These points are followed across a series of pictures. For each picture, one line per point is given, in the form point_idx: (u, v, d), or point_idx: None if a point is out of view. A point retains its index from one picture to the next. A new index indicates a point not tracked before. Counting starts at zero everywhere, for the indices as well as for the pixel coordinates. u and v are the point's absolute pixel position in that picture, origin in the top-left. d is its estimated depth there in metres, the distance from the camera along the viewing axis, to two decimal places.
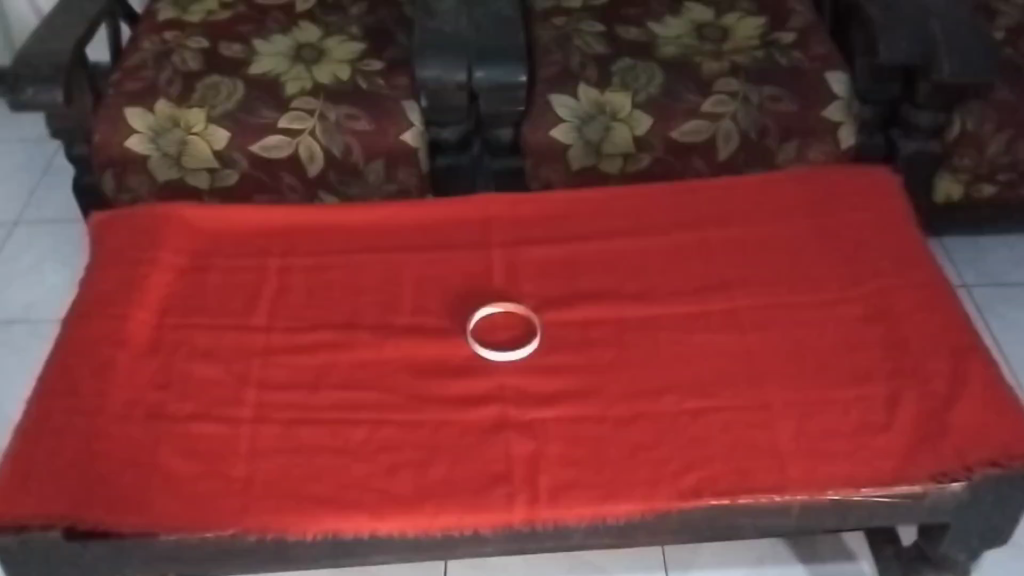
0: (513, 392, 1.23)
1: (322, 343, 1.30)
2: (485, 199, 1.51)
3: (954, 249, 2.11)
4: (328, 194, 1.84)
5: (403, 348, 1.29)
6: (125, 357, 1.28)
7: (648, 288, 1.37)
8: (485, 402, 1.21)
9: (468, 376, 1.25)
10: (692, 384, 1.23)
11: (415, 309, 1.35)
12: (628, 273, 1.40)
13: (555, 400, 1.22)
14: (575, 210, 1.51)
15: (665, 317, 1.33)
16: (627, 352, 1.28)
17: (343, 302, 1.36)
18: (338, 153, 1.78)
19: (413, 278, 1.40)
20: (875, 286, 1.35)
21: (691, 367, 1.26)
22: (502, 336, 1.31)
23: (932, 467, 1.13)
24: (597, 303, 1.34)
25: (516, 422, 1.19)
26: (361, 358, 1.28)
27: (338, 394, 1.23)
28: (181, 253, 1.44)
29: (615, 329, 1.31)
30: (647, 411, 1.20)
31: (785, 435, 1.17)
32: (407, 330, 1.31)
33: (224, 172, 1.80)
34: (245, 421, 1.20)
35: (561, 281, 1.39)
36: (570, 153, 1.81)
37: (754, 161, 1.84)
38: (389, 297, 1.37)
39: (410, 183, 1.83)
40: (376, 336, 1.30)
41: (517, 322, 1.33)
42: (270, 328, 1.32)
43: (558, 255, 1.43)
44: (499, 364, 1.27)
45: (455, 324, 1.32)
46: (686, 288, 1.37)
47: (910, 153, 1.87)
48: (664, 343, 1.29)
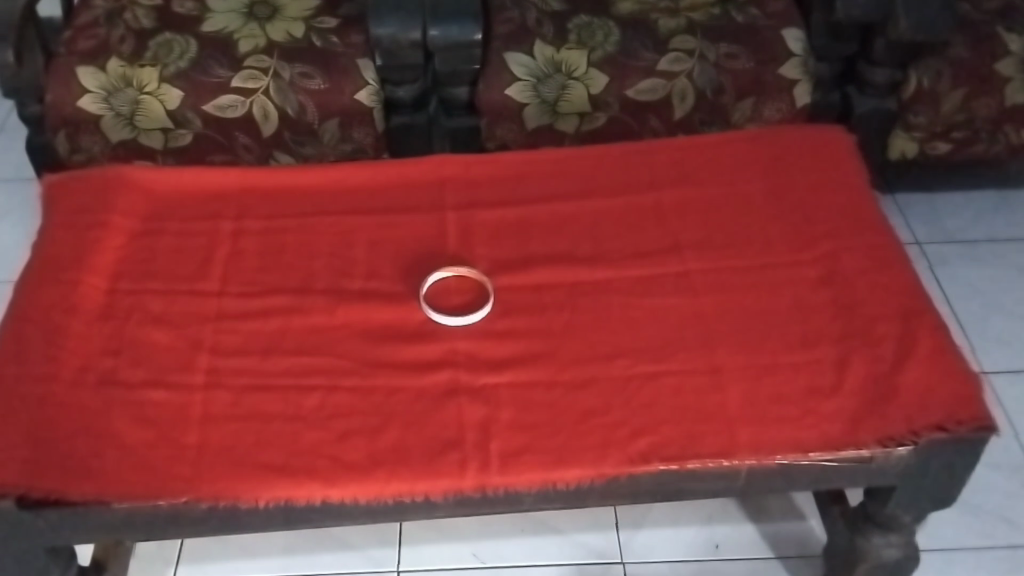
0: (466, 357, 1.24)
1: (275, 308, 1.30)
2: (440, 159, 1.51)
3: (907, 206, 2.13)
4: (284, 154, 1.83)
5: (357, 314, 1.29)
6: (78, 323, 1.27)
7: (602, 251, 1.38)
8: (437, 366, 1.23)
9: (421, 341, 1.26)
10: (643, 347, 1.25)
11: (368, 274, 1.35)
12: (580, 237, 1.40)
13: (506, 365, 1.23)
14: (529, 170, 1.51)
15: (618, 280, 1.34)
16: (579, 316, 1.29)
17: (297, 266, 1.36)
18: (292, 112, 1.76)
19: (367, 242, 1.40)
20: (823, 249, 1.37)
21: (642, 330, 1.27)
22: (455, 301, 1.31)
23: (876, 431, 1.16)
24: (550, 267, 1.35)
25: (468, 388, 1.20)
26: (315, 323, 1.28)
27: (293, 359, 1.23)
28: (134, 217, 1.43)
29: (568, 294, 1.32)
30: (598, 376, 1.22)
31: (734, 399, 1.19)
32: (361, 294, 1.32)
33: (177, 131, 1.77)
34: (198, 387, 1.20)
35: (515, 244, 1.39)
36: (526, 112, 1.80)
37: (711, 119, 1.85)
38: (343, 260, 1.37)
39: (365, 143, 1.82)
40: (329, 301, 1.31)
41: (471, 286, 1.33)
42: (223, 292, 1.32)
43: (512, 217, 1.43)
44: (452, 328, 1.27)
45: (409, 288, 1.33)
46: (639, 250, 1.38)
47: (867, 111, 1.89)
48: (617, 308, 1.30)
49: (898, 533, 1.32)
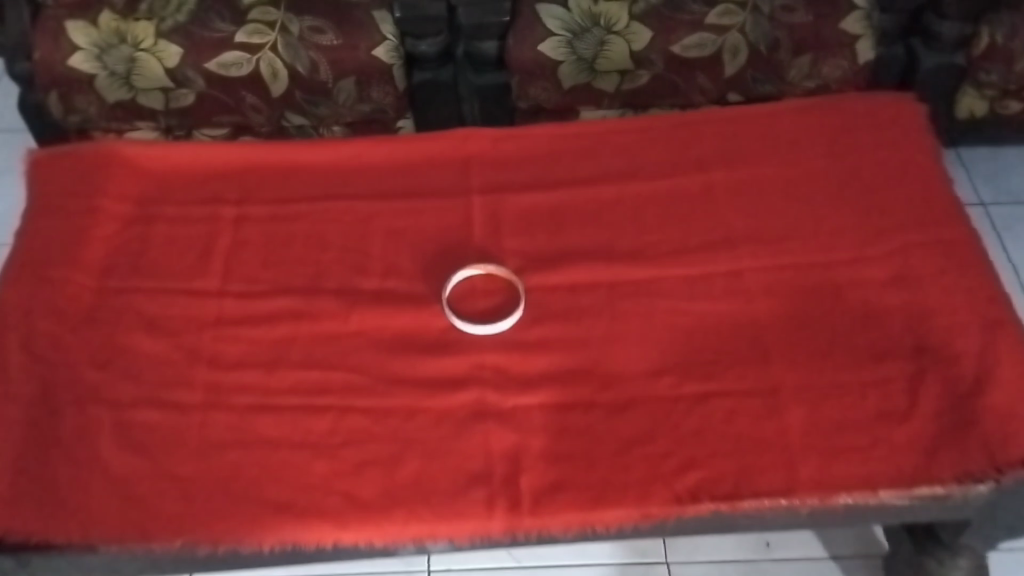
0: (494, 372, 1.11)
1: (281, 312, 1.17)
2: (465, 134, 1.36)
3: (971, 160, 1.96)
4: (296, 115, 1.66)
5: (372, 321, 1.16)
6: (64, 332, 1.15)
7: (646, 244, 1.23)
8: (463, 384, 1.10)
9: (443, 353, 1.13)
10: (692, 362, 1.10)
11: (384, 271, 1.21)
12: (618, 226, 1.26)
13: (538, 383, 1.10)
14: (564, 146, 1.36)
15: (665, 280, 1.19)
16: (621, 323, 1.15)
17: (305, 262, 1.23)
18: (303, 71, 1.59)
19: (382, 232, 1.26)
20: (897, 244, 1.20)
21: (692, 341, 1.12)
22: (481, 304, 1.18)
23: (954, 466, 1.01)
24: (587, 263, 1.21)
25: (496, 409, 1.07)
26: (326, 329, 1.16)
27: (302, 375, 1.11)
28: (127, 201, 1.29)
29: (608, 295, 1.18)
30: (643, 397, 1.08)
31: (795, 426, 1.04)
32: (375, 296, 1.19)
33: (179, 91, 1.60)
34: (199, 407, 1.08)
35: (547, 235, 1.24)
36: (561, 70, 1.63)
37: (764, 77, 1.67)
38: (357, 253, 1.23)
39: (385, 103, 1.65)
40: (341, 304, 1.18)
41: (500, 288, 1.19)
42: (224, 292, 1.19)
43: (544, 202, 1.28)
44: (477, 337, 1.14)
45: (429, 289, 1.19)
46: (686, 244, 1.23)
47: (933, 66, 1.71)
48: (662, 313, 1.15)
49: (968, 556, 1.18)
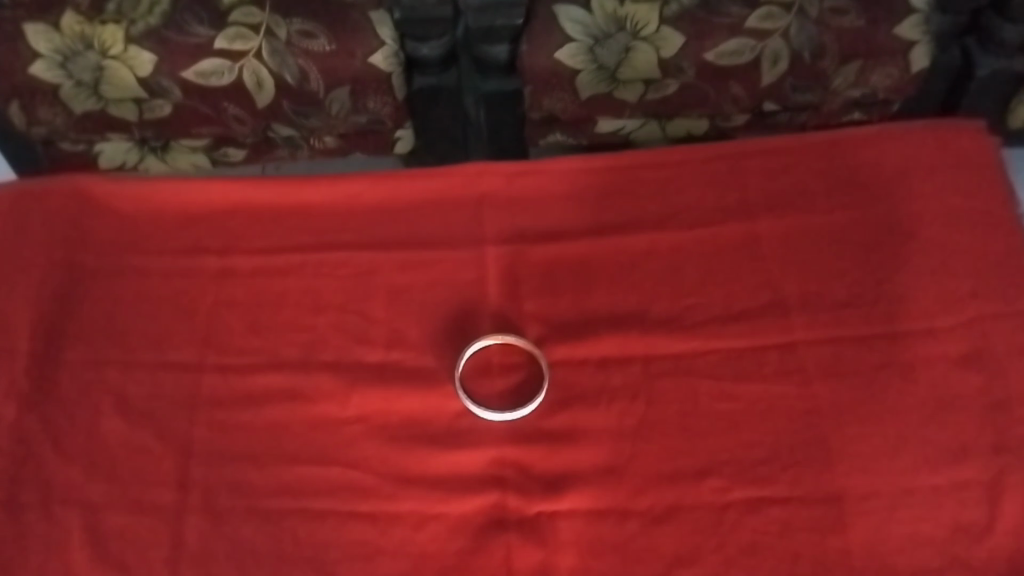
0: (515, 471, 0.98)
1: (269, 392, 1.04)
2: (475, 170, 1.19)
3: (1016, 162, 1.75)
4: (284, 126, 1.47)
5: (374, 403, 1.02)
6: (34, 418, 1.03)
7: (684, 310, 1.08)
8: (482, 485, 0.97)
9: (459, 447, 1.00)
10: (743, 460, 0.98)
11: (387, 341, 1.07)
12: (653, 288, 1.10)
13: (566, 485, 0.97)
14: (589, 185, 1.19)
15: (707, 357, 1.04)
16: (660, 407, 1.01)
17: (295, 329, 1.08)
18: (292, 80, 1.40)
19: (384, 290, 1.10)
20: (969, 313, 1.06)
21: (740, 435, 0.99)
22: (499, 385, 1.04)
23: None
24: (616, 334, 1.06)
25: (516, 516, 0.96)
26: (322, 412, 1.02)
27: (296, 471, 0.99)
28: (97, 251, 1.14)
29: (642, 373, 1.04)
30: (685, 504, 0.96)
31: (860, 544, 0.93)
32: (376, 372, 1.04)
33: (153, 102, 1.42)
34: (188, 511, 0.97)
35: (572, 297, 1.10)
36: (579, 79, 1.45)
37: (806, 86, 1.48)
38: (355, 317, 1.09)
39: (383, 114, 1.46)
40: (340, 381, 1.04)
41: (520, 363, 1.05)
42: (202, 365, 1.06)
43: (567, 257, 1.13)
44: (495, 425, 1.01)
45: (439, 364, 1.05)
46: (729, 312, 1.08)
47: (988, 73, 1.49)
48: (704, 398, 1.02)
49: None
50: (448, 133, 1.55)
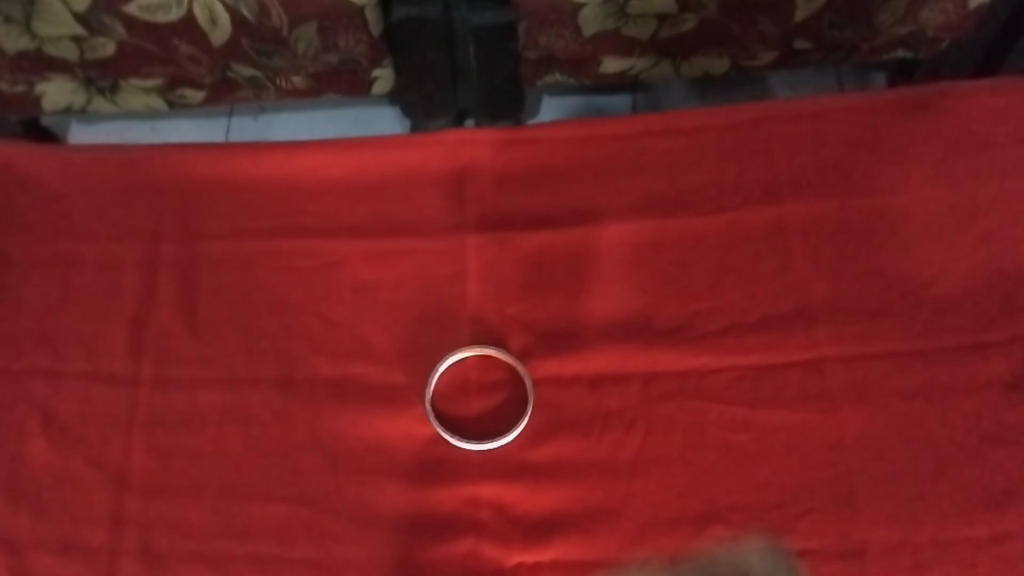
0: (493, 512, 0.87)
1: (214, 414, 0.91)
2: (458, 139, 1.00)
3: None
4: (245, 66, 1.22)
5: (334, 427, 0.90)
6: None
7: (693, 317, 0.94)
8: (455, 530, 0.86)
9: (429, 483, 0.88)
10: (754, 504, 0.86)
11: (350, 352, 0.93)
12: (658, 289, 0.96)
13: (550, 530, 0.86)
14: (589, 154, 1.01)
15: (716, 377, 0.91)
16: (659, 438, 0.89)
17: (245, 336, 0.94)
18: (250, 15, 1.13)
19: (347, 289, 0.96)
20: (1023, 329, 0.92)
21: (752, 473, 0.87)
22: (476, 406, 0.91)
23: None
24: (612, 344, 0.93)
25: (492, 567, 0.85)
26: (275, 438, 0.90)
27: (245, 507, 0.88)
28: (21, 234, 0.99)
29: (641, 395, 0.91)
30: (685, 556, 0.84)
31: None
32: (336, 391, 0.91)
33: (95, 39, 1.17)
34: (125, 556, 0.87)
35: (564, 299, 0.95)
36: (583, 14, 1.16)
37: (845, 21, 1.19)
38: (313, 320, 0.95)
39: (358, 52, 1.19)
40: (296, 402, 0.91)
41: (501, 381, 0.92)
42: (139, 379, 0.93)
43: (559, 247, 0.97)
44: (472, 456, 0.89)
45: (409, 382, 0.92)
46: (744, 321, 0.94)
47: None
48: (711, 426, 0.89)
49: None
50: (428, 75, 1.24)
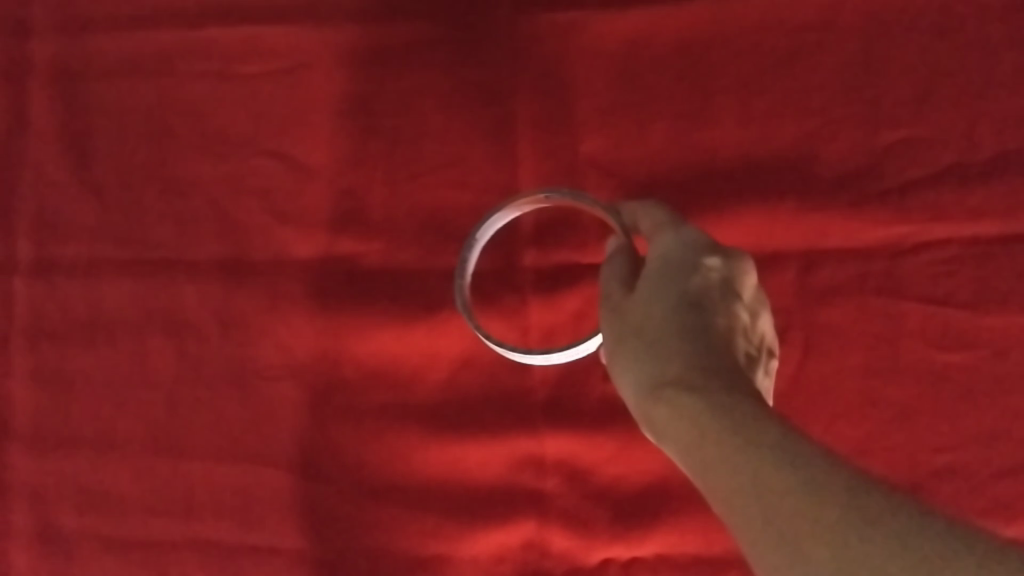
0: (564, 476, 0.56)
1: (127, 319, 0.59)
2: None
3: None
4: None
5: (312, 341, 0.58)
6: None
7: (884, 156, 0.58)
8: (506, 502, 0.56)
9: (465, 430, 0.57)
10: (966, 463, 0.56)
11: (332, 220, 0.59)
12: (827, 106, 0.59)
13: (650, 504, 0.56)
14: None
15: (919, 259, 0.57)
16: (821, 357, 0.57)
17: (168, 192, 0.60)
18: None
19: (327, 109, 0.60)
20: None
21: (967, 414, 0.56)
22: (535, 308, 0.58)
23: None
24: (754, 204, 0.58)
25: (563, 567, 0.55)
26: (225, 356, 0.58)
27: (185, 467, 0.57)
28: None
29: (794, 289, 0.58)
30: None
31: None
32: (314, 282, 0.58)
33: None
34: (15, 539, 0.57)
35: (669, 126, 0.59)
36: None
37: None
38: (273, 165, 0.60)
39: None
40: (252, 298, 0.58)
41: (564, 272, 0.58)
42: (12, 262, 0.60)
43: (663, 38, 0.60)
44: (531, 387, 0.57)
45: (430, 269, 0.58)
46: (968, 161, 0.58)
47: None
48: (912, 340, 0.57)
49: None
50: None
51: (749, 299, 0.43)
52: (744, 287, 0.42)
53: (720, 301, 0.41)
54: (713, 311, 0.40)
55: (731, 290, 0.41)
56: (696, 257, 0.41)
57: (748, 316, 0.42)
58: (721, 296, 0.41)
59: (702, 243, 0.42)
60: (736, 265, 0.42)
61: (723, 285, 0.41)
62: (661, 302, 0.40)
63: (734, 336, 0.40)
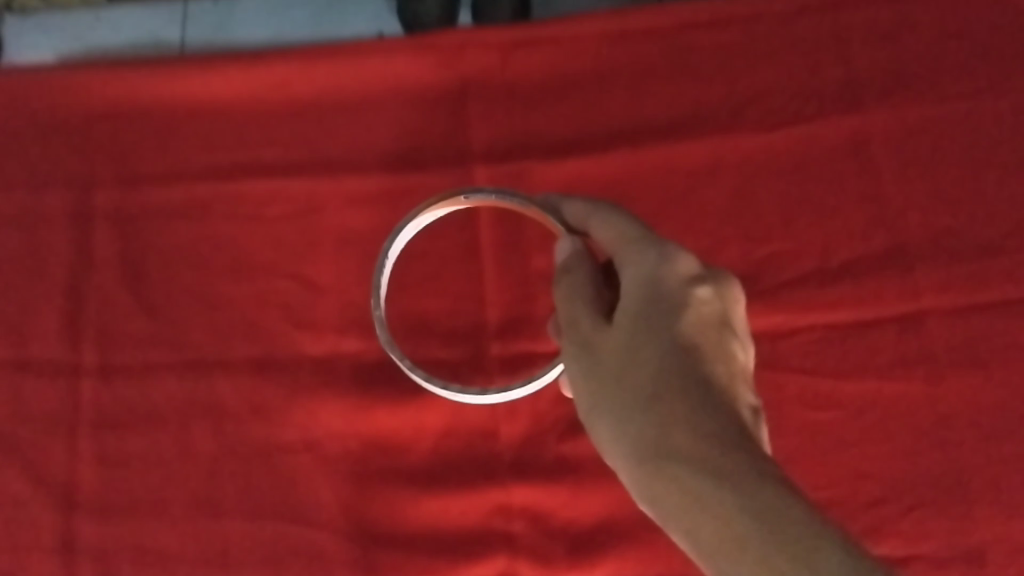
0: (527, 520, 0.71)
1: (175, 408, 0.73)
2: (455, 44, 0.81)
3: None
4: None
5: (324, 420, 0.73)
6: None
7: (762, 264, 0.76)
8: (482, 543, 0.70)
9: (447, 487, 0.72)
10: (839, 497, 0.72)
11: (339, 325, 0.75)
12: (717, 228, 0.77)
13: (595, 538, 0.71)
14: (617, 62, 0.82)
15: (794, 341, 0.75)
16: None
17: (208, 307, 0.76)
18: None
19: (332, 241, 0.77)
20: None
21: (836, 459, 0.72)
22: (501, 387, 0.73)
23: None
24: None
25: None
26: (254, 435, 0.72)
27: (222, 526, 0.71)
28: None
29: None
30: None
31: None
32: (325, 373, 0.74)
33: None
34: None
35: None
36: None
37: None
38: (291, 284, 0.76)
39: None
40: (275, 388, 0.73)
41: (522, 360, 0.74)
42: (78, 366, 0.74)
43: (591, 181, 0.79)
44: (500, 450, 0.72)
45: (417, 360, 0.74)
46: (824, 267, 0.76)
47: None
48: (793, 404, 0.73)
49: None
50: None
51: (736, 337, 0.46)
52: (731, 308, 0.46)
53: (714, 347, 0.44)
54: (706, 368, 0.43)
55: (719, 327, 0.45)
56: (686, 290, 0.45)
57: (739, 349, 0.46)
58: (712, 332, 0.45)
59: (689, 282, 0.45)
60: (724, 292, 0.46)
61: (711, 319, 0.45)
62: (648, 335, 0.44)
63: (725, 363, 0.45)
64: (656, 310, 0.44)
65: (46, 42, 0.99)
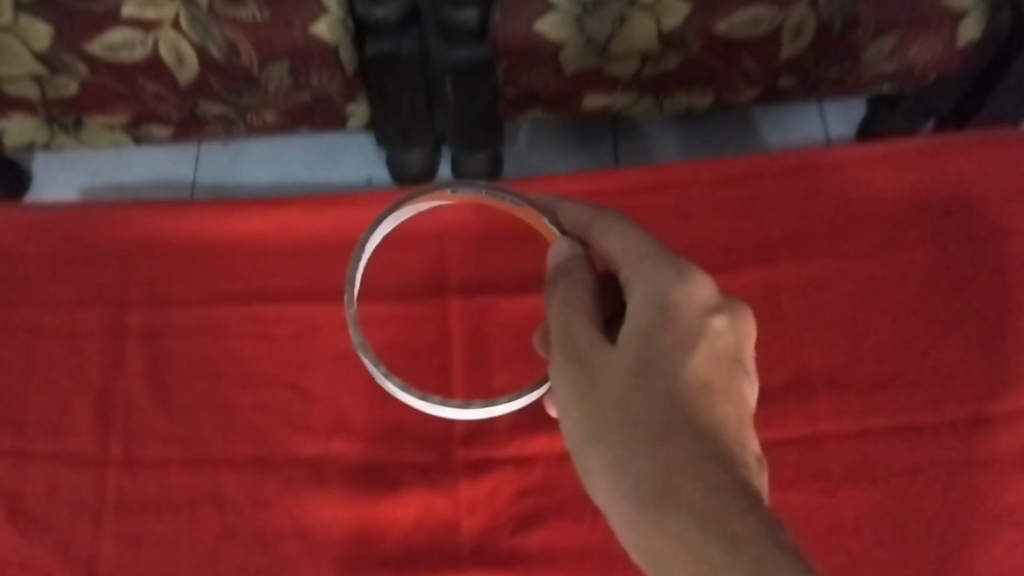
0: None
1: (187, 497, 0.86)
2: None
3: None
4: (213, 103, 0.99)
5: (313, 511, 0.86)
6: None
7: None
8: None
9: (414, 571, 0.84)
10: None
11: (330, 430, 0.89)
12: None
13: None
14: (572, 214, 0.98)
15: None
16: None
17: (220, 411, 0.89)
18: (218, 55, 0.90)
19: (327, 358, 0.91)
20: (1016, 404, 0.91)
21: None
22: (464, 487, 0.87)
23: None
24: None
25: None
26: (253, 522, 0.85)
27: None
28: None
29: None
30: None
31: None
32: (316, 471, 0.87)
33: (58, 78, 0.94)
34: None
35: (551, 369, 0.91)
36: (562, 55, 0.93)
37: (832, 58, 0.97)
38: (291, 394, 0.90)
39: (330, 90, 0.96)
40: (273, 482, 0.87)
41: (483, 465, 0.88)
42: (106, 458, 0.88)
43: None
44: (461, 540, 0.85)
45: (394, 462, 0.88)
46: None
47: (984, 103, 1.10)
48: None
49: None
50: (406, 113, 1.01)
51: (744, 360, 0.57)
52: (747, 340, 0.58)
53: (723, 369, 0.56)
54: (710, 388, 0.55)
55: (731, 355, 0.56)
56: (711, 321, 0.56)
57: (747, 372, 0.57)
58: (722, 356, 0.56)
59: (719, 317, 0.56)
60: (742, 328, 0.57)
61: (726, 348, 0.56)
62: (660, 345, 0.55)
63: (731, 383, 0.56)
64: (671, 326, 0.55)
65: (75, 176, 1.21)
